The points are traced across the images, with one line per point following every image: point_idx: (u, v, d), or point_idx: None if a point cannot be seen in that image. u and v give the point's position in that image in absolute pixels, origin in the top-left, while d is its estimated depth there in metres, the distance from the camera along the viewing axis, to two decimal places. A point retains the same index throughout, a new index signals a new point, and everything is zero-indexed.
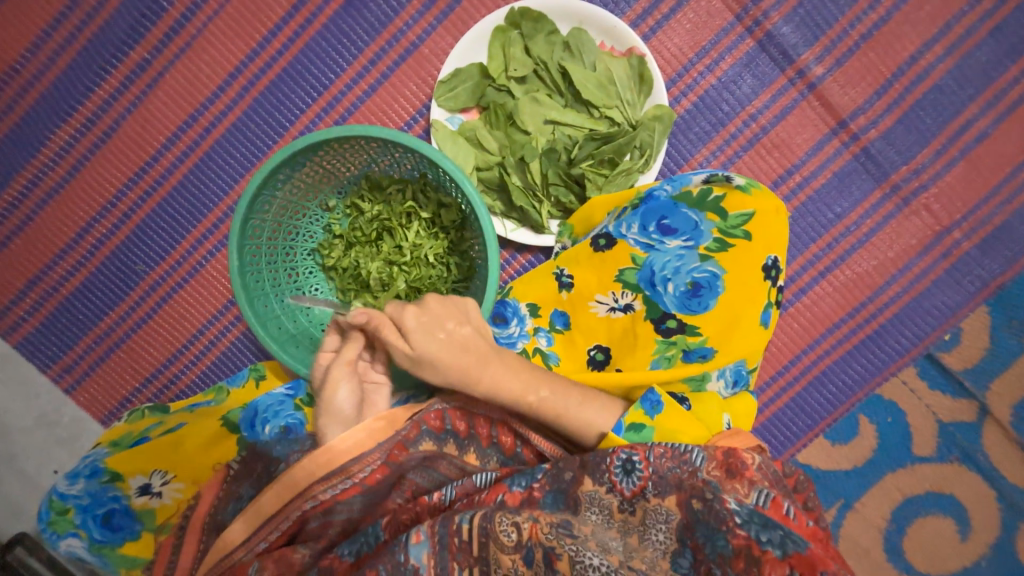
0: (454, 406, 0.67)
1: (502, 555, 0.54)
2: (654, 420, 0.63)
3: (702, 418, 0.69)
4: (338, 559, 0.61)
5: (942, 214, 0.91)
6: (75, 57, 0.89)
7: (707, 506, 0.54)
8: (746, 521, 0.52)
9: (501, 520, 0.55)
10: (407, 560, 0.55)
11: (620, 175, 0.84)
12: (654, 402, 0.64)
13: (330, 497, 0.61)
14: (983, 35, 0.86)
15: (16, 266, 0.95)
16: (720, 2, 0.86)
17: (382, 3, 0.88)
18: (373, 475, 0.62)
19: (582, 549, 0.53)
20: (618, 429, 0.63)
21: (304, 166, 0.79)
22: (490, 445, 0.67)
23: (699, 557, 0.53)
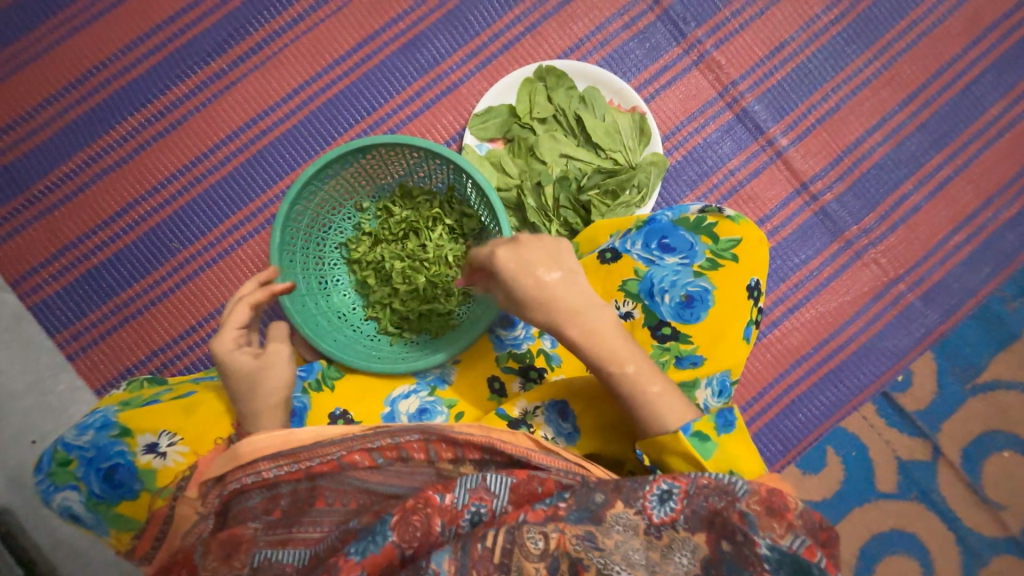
0: (438, 434, 0.61)
1: (527, 563, 0.52)
2: (720, 436, 0.65)
3: (742, 461, 0.65)
4: (343, 558, 0.52)
5: (889, 267, 1.06)
6: (160, 61, 1.03)
7: (736, 549, 0.52)
8: (775, 566, 0.50)
9: (530, 530, 0.53)
10: (430, 567, 0.51)
11: (621, 206, 0.97)
12: (727, 421, 0.66)
13: (273, 476, 0.59)
14: (911, 129, 1.08)
15: (54, 233, 1.01)
16: (707, 81, 1.06)
17: (433, 49, 1.06)
18: (321, 467, 0.60)
19: (611, 562, 0.51)
20: (686, 429, 0.64)
21: (350, 166, 0.91)
22: (485, 464, 0.61)
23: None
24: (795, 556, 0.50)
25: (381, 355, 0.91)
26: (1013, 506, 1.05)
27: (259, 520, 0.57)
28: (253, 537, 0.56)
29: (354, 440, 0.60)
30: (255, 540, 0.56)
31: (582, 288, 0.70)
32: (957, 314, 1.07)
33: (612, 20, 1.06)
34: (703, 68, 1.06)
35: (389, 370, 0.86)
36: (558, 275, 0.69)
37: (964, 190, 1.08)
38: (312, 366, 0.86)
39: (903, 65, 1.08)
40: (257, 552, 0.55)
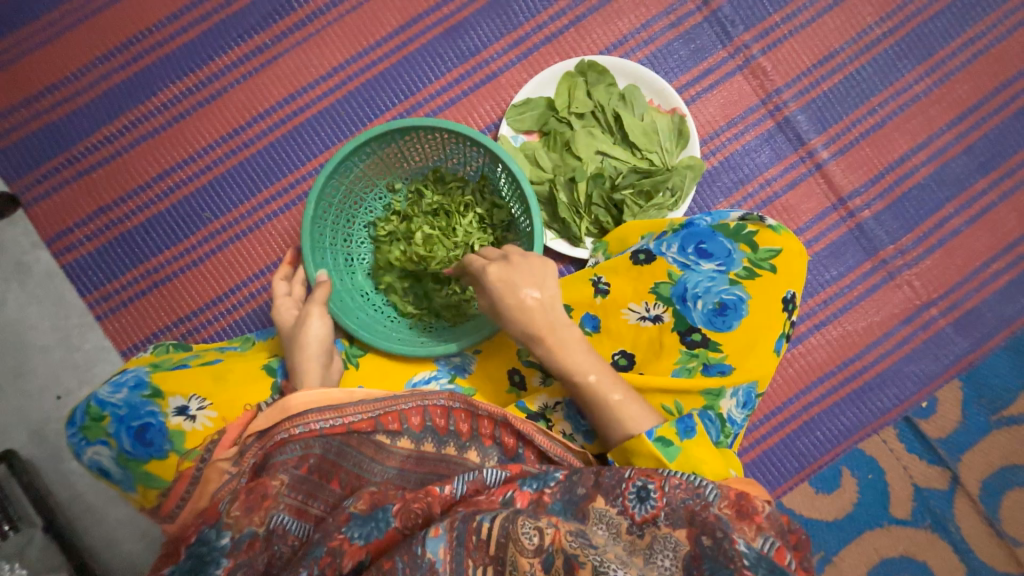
0: (461, 405, 0.67)
1: (520, 559, 0.48)
2: (682, 442, 0.67)
3: (707, 462, 0.66)
4: (347, 542, 0.53)
5: (922, 291, 1.04)
6: (205, 31, 1.04)
7: (716, 544, 0.49)
8: (754, 565, 0.48)
9: (524, 523, 0.50)
10: (423, 554, 0.49)
11: (653, 208, 0.96)
12: (687, 427, 0.68)
13: (320, 428, 0.61)
14: (958, 151, 1.05)
15: (91, 194, 1.03)
16: (750, 87, 1.04)
17: (475, 37, 1.05)
18: (361, 423, 0.64)
19: (607, 561, 0.47)
20: (650, 434, 0.66)
21: (386, 147, 0.91)
22: (491, 446, 0.67)
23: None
24: (767, 556, 0.50)
25: (401, 337, 0.91)
26: None
27: (285, 474, 0.58)
28: (276, 495, 0.57)
29: (393, 400, 0.66)
30: (275, 499, 0.56)
31: (551, 306, 0.73)
32: (989, 343, 1.04)
33: (658, 18, 1.04)
34: (747, 74, 1.04)
35: (409, 352, 0.86)
36: (530, 292, 0.73)
37: (1008, 217, 1.05)
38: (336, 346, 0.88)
39: (955, 85, 1.05)
40: (274, 514, 0.55)
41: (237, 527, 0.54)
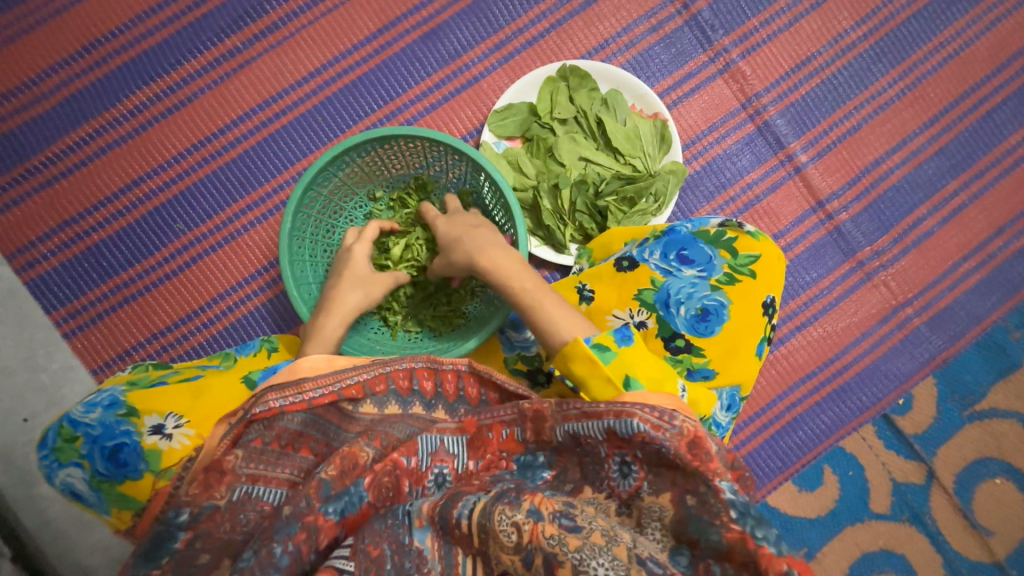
0: (424, 363, 0.67)
1: (502, 553, 0.50)
2: (620, 348, 0.65)
3: (646, 372, 0.64)
4: (323, 517, 0.52)
5: (897, 290, 1.06)
6: (171, 35, 1.00)
7: (701, 502, 0.50)
8: (741, 515, 0.48)
9: (501, 518, 0.50)
10: (410, 543, 0.51)
11: (637, 213, 0.96)
12: (625, 335, 0.66)
13: (279, 406, 0.60)
14: (931, 153, 1.07)
15: (55, 207, 0.98)
16: (730, 91, 1.05)
17: (454, 41, 1.03)
18: (322, 398, 0.62)
19: (588, 557, 0.47)
20: (586, 338, 0.66)
21: (366, 155, 0.89)
22: (457, 400, 0.67)
23: (695, 553, 0.48)
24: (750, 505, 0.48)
25: (382, 350, 0.90)
26: (1001, 532, 1.07)
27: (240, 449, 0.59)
28: (233, 468, 0.58)
29: (349, 371, 0.64)
30: (236, 473, 0.58)
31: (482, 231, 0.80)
32: (962, 340, 1.07)
33: (638, 22, 1.04)
34: (726, 78, 1.05)
35: None
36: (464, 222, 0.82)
37: (978, 218, 1.08)
38: None
39: (926, 88, 1.07)
40: (238, 486, 0.57)
41: (196, 502, 0.56)
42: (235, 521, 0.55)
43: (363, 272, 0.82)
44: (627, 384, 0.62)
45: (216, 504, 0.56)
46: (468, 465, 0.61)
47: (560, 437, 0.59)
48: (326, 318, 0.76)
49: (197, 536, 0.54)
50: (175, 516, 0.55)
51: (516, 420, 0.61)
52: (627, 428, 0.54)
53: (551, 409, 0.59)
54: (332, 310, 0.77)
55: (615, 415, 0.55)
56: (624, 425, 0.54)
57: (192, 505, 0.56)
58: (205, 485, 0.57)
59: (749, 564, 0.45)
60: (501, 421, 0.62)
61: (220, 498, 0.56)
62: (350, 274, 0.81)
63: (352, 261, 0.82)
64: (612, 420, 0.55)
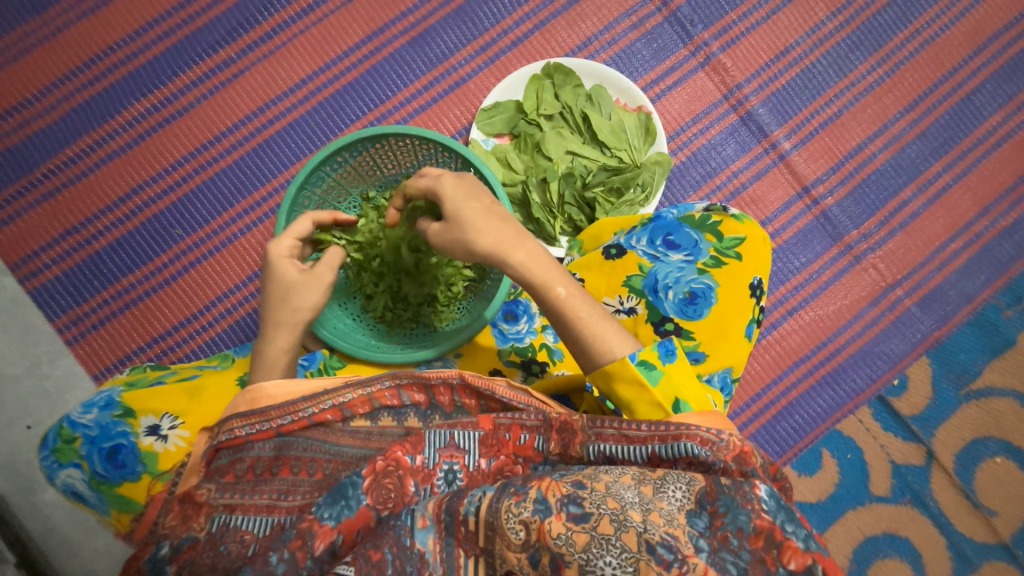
0: (408, 380, 0.66)
1: (509, 552, 0.52)
2: (665, 365, 0.67)
3: (689, 390, 0.67)
4: (319, 522, 0.56)
5: (886, 273, 1.07)
6: (168, 47, 1.03)
7: (735, 484, 0.55)
8: (772, 510, 0.53)
9: (510, 515, 0.52)
10: (412, 545, 0.53)
11: (624, 204, 0.98)
12: (668, 350, 0.68)
13: (243, 434, 0.62)
14: (912, 136, 1.09)
15: (57, 217, 1.01)
16: (712, 83, 1.07)
17: (441, 44, 1.06)
18: (292, 425, 0.63)
19: (594, 557, 0.50)
20: (632, 356, 0.67)
21: (358, 154, 0.91)
22: (453, 410, 0.68)
23: (716, 523, 0.53)
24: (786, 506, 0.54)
25: (379, 345, 0.92)
26: (1004, 512, 1.07)
27: (213, 482, 0.62)
28: (208, 500, 0.61)
29: (322, 396, 0.63)
30: (212, 504, 0.61)
31: (503, 215, 0.73)
32: (954, 320, 1.08)
33: (620, 20, 1.07)
34: (708, 71, 1.07)
35: (386, 359, 0.87)
36: (479, 200, 0.72)
37: (962, 198, 1.09)
38: (314, 356, 0.85)
39: (905, 73, 1.09)
40: (216, 518, 0.60)
41: (175, 535, 0.59)
42: (217, 552, 0.58)
43: (289, 279, 0.73)
44: (675, 406, 0.66)
45: (196, 535, 0.59)
46: (479, 463, 0.63)
47: (590, 454, 0.62)
48: (266, 342, 0.72)
49: (182, 567, 0.57)
50: (157, 551, 0.58)
51: (539, 427, 0.64)
52: (672, 451, 0.58)
53: (582, 424, 0.62)
54: (271, 333, 0.72)
55: (660, 439, 0.59)
56: (676, 446, 0.58)
57: (172, 537, 0.59)
58: (182, 517, 0.61)
59: (772, 549, 0.52)
60: (521, 425, 0.64)
61: (198, 530, 0.60)
62: (275, 287, 0.73)
63: (272, 271, 0.74)
64: (656, 444, 0.59)
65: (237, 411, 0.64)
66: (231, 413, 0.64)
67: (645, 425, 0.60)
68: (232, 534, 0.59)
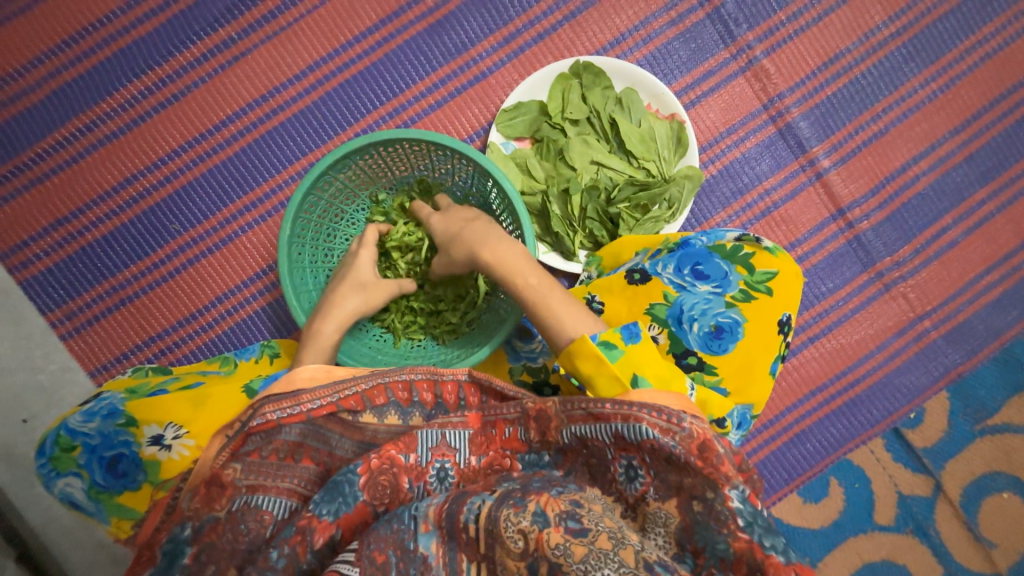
0: (424, 375, 0.65)
1: (507, 560, 0.48)
2: (626, 345, 0.64)
3: (651, 370, 0.63)
4: (317, 519, 0.54)
5: (916, 303, 1.03)
6: (163, 23, 0.94)
7: (708, 509, 0.51)
8: (749, 523, 0.49)
9: (508, 524, 0.49)
10: (415, 549, 0.51)
11: (649, 221, 0.92)
12: (632, 332, 0.65)
13: (276, 419, 0.59)
14: (960, 160, 1.02)
15: (46, 205, 0.95)
16: (752, 91, 0.99)
17: (461, 33, 0.97)
18: (321, 410, 0.60)
19: (593, 567, 0.45)
20: (592, 336, 0.65)
21: (368, 156, 0.84)
22: (456, 408, 0.65)
23: (699, 562, 0.50)
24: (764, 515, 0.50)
25: (386, 359, 0.88)
26: (1004, 545, 1.07)
27: (240, 462, 0.58)
28: (233, 481, 0.57)
29: (346, 381, 0.62)
30: (236, 485, 0.57)
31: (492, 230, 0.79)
32: (980, 354, 1.05)
33: (657, 14, 0.98)
34: (749, 76, 0.99)
35: None
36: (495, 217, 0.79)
37: (1004, 229, 1.03)
38: None
39: (960, 90, 1.01)
40: (238, 498, 0.56)
41: (198, 516, 0.55)
42: (237, 532, 0.54)
43: (365, 278, 0.81)
44: (635, 383, 0.62)
45: (218, 515, 0.55)
46: (469, 460, 0.61)
47: (566, 439, 0.58)
48: (321, 323, 0.76)
49: (202, 551, 0.53)
50: (179, 532, 0.54)
51: (519, 418, 0.61)
52: (636, 433, 0.54)
53: (556, 409, 0.59)
54: (328, 316, 0.76)
55: (622, 419, 0.55)
56: (632, 430, 0.54)
57: (195, 518, 0.55)
58: (206, 499, 0.56)
59: None
60: (504, 419, 0.62)
61: (220, 510, 0.55)
62: (350, 280, 0.80)
63: (353, 266, 0.81)
64: (619, 424, 0.55)
65: (269, 396, 0.59)
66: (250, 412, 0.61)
67: (609, 403, 0.56)
68: (253, 513, 0.56)
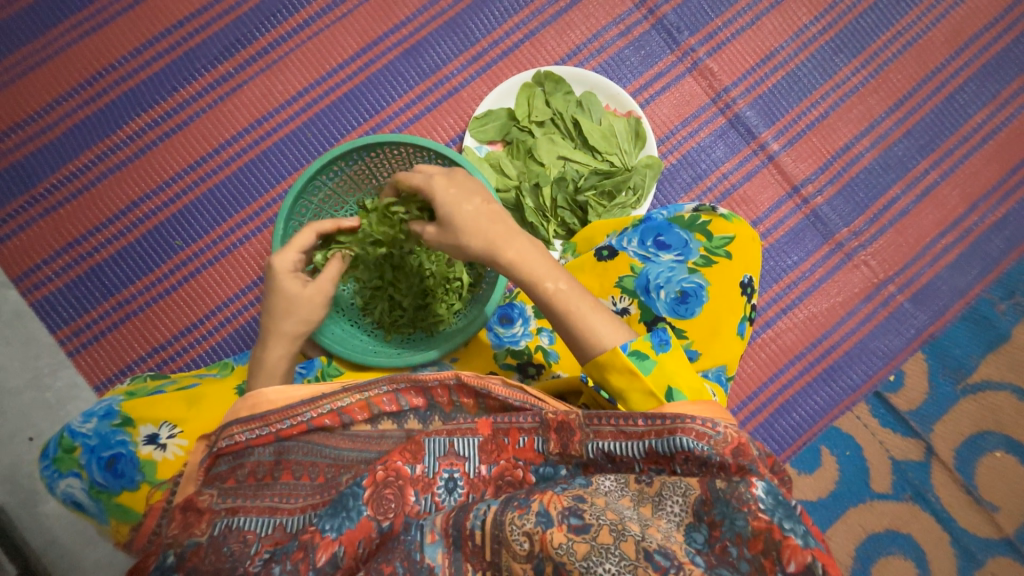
0: (407, 384, 0.67)
1: (515, 564, 0.52)
2: (658, 355, 0.66)
3: (683, 380, 0.65)
4: (320, 534, 0.56)
5: (879, 270, 1.08)
6: (168, 64, 1.06)
7: (730, 486, 0.54)
8: (770, 508, 0.52)
9: (513, 527, 0.52)
10: (421, 560, 0.53)
11: (616, 207, 1.00)
12: (662, 340, 0.66)
13: (244, 440, 0.62)
14: (899, 135, 1.11)
15: (59, 230, 1.03)
16: (700, 87, 1.10)
17: (434, 55, 1.09)
18: (291, 429, 0.63)
19: (595, 563, 0.49)
20: (624, 347, 0.66)
21: (355, 163, 0.94)
22: (452, 409, 0.68)
23: (714, 534, 0.53)
24: (786, 503, 0.53)
25: (377, 350, 0.94)
26: (1006, 507, 1.07)
27: (214, 487, 0.61)
28: (210, 506, 0.60)
29: (320, 399, 0.64)
30: (213, 510, 0.60)
31: (494, 215, 0.73)
32: (947, 315, 1.09)
33: (608, 28, 1.09)
34: (696, 76, 1.10)
35: (384, 363, 0.90)
36: (469, 203, 0.72)
37: (951, 194, 1.10)
38: (313, 364, 0.87)
39: (889, 74, 1.12)
40: (218, 522, 0.59)
41: (178, 543, 0.58)
42: (219, 554, 0.57)
43: (292, 294, 0.75)
44: (668, 396, 0.64)
45: (199, 540, 0.58)
46: (479, 470, 0.64)
47: (591, 452, 0.62)
48: (264, 349, 0.73)
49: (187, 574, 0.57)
50: (164, 560, 0.57)
51: (538, 428, 0.64)
52: (668, 447, 0.58)
53: (580, 421, 0.62)
54: (269, 340, 0.74)
55: (656, 434, 0.59)
56: (668, 445, 0.58)
57: (176, 545, 0.58)
58: (183, 525, 0.59)
59: (772, 552, 0.51)
60: (519, 428, 0.64)
61: (201, 535, 0.58)
62: (276, 299, 0.75)
63: (275, 285, 0.75)
64: (653, 439, 0.59)
65: (239, 417, 0.63)
66: (231, 418, 0.64)
67: (642, 421, 0.59)
68: (235, 535, 0.58)
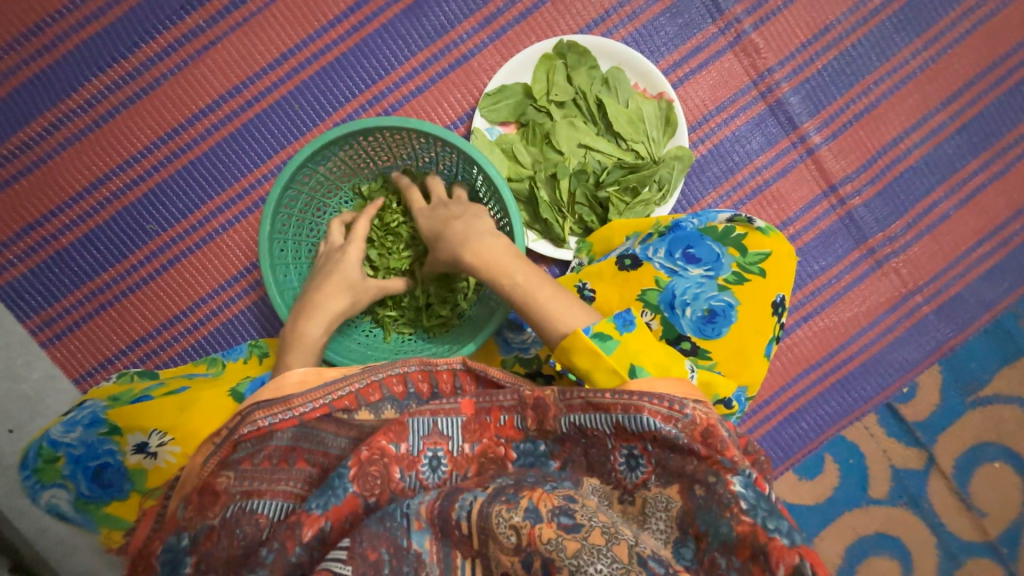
0: (417, 366, 0.63)
1: (502, 556, 0.45)
2: (622, 336, 0.60)
3: (650, 357, 0.59)
4: (305, 513, 0.50)
5: (908, 278, 1.02)
6: (127, 12, 0.90)
7: (710, 493, 0.48)
8: (752, 505, 0.47)
9: (499, 520, 0.45)
10: (409, 546, 0.48)
11: (639, 205, 0.90)
12: (627, 320, 0.61)
13: (267, 425, 0.56)
14: (951, 132, 1.01)
15: (17, 208, 0.92)
16: (741, 66, 0.97)
17: (440, 14, 0.94)
18: (313, 412, 0.57)
19: (586, 562, 0.42)
20: (585, 329, 0.60)
21: (348, 147, 0.82)
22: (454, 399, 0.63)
23: (700, 547, 0.47)
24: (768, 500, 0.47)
25: (375, 355, 0.87)
26: (993, 514, 1.09)
27: (231, 470, 0.56)
28: (227, 488, 0.55)
29: (342, 380, 0.59)
30: (229, 493, 0.54)
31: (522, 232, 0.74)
32: (971, 327, 1.05)
33: None
34: (738, 52, 0.97)
35: None
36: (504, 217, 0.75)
37: (996, 200, 1.03)
38: None
39: (952, 59, 0.99)
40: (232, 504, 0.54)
41: (192, 526, 0.53)
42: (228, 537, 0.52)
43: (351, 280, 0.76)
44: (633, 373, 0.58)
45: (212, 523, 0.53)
46: (463, 448, 0.57)
47: (564, 428, 0.56)
48: (305, 322, 0.72)
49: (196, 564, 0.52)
50: (176, 542, 0.53)
51: (515, 407, 0.58)
52: (636, 425, 0.52)
53: (554, 397, 0.56)
54: (314, 315, 0.72)
55: (623, 409, 0.52)
56: (634, 422, 0.52)
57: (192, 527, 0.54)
58: (198, 507, 0.54)
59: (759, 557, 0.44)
60: (498, 406, 0.59)
61: (214, 518, 0.54)
62: (334, 279, 0.76)
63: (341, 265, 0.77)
64: (619, 413, 0.52)
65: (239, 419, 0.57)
66: (255, 402, 0.58)
67: (608, 392, 0.53)
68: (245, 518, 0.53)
